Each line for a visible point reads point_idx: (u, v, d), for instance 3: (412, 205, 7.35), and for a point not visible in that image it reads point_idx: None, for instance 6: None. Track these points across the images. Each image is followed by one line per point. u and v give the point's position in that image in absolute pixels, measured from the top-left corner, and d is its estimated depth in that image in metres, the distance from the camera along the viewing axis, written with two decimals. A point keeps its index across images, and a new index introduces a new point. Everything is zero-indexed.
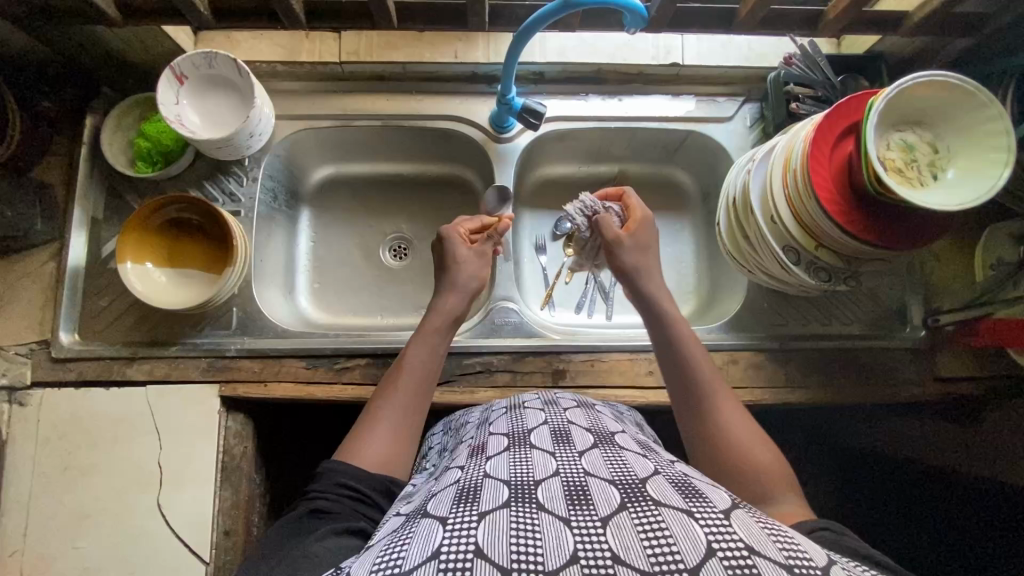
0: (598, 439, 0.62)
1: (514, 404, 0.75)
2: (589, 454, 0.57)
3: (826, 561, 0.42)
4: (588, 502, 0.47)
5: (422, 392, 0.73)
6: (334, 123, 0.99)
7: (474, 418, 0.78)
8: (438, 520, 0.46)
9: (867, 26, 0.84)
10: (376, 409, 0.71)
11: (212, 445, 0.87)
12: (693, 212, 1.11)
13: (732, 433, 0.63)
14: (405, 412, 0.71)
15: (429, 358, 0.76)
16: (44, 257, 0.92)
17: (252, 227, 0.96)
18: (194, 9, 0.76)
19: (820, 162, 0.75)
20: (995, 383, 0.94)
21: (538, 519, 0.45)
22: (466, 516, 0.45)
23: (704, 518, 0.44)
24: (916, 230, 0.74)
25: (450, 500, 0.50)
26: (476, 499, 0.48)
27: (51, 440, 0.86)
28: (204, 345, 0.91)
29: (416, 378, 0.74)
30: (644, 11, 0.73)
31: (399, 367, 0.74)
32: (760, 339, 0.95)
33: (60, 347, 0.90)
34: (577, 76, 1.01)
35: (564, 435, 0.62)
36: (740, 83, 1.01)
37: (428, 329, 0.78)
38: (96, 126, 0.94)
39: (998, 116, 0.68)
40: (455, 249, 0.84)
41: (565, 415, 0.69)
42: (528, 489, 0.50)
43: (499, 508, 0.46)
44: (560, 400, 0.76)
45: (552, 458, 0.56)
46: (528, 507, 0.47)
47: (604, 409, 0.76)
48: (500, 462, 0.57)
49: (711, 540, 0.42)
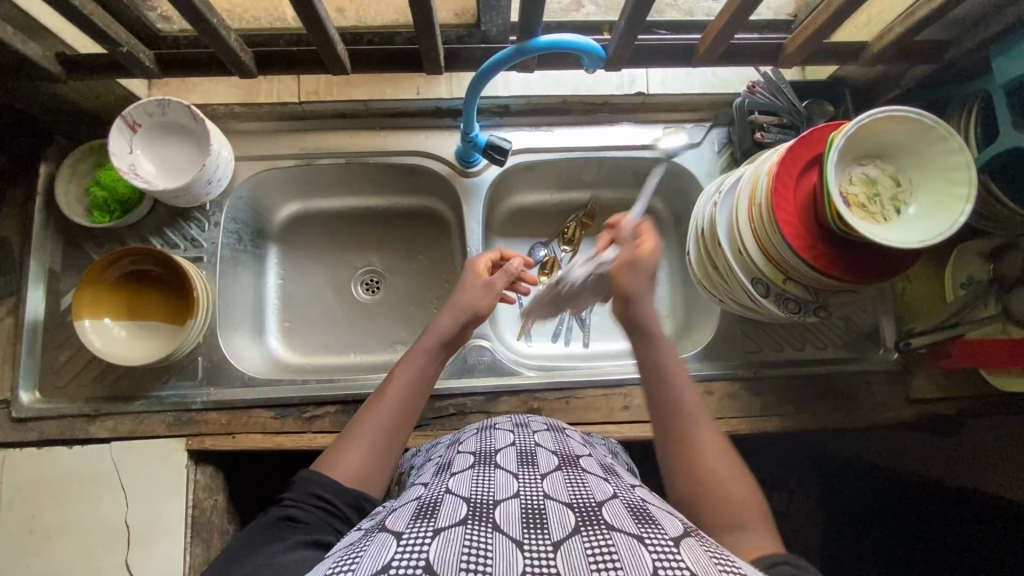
0: (563, 461, 0.64)
1: (485, 425, 0.76)
2: (551, 477, 0.59)
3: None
4: (543, 525, 0.48)
5: (405, 416, 0.71)
6: (296, 162, 0.97)
7: (447, 439, 0.78)
8: (394, 535, 0.47)
9: (828, 57, 0.84)
10: (357, 429, 0.69)
11: (181, 501, 0.85)
12: (666, 235, 1.11)
13: (708, 468, 0.62)
14: (384, 435, 0.68)
15: (418, 382, 0.73)
16: (1, 312, 0.89)
17: (215, 273, 0.94)
18: (139, 62, 0.76)
19: (784, 199, 0.74)
20: (972, 402, 0.93)
21: (491, 538, 0.47)
22: (421, 531, 0.47)
23: (653, 545, 0.45)
24: (880, 262, 0.73)
25: (408, 516, 0.51)
26: (434, 516, 0.50)
27: (14, 503, 0.83)
28: (169, 399, 0.89)
29: (400, 402, 0.71)
30: (601, 51, 0.74)
31: (384, 389, 0.72)
32: (734, 368, 0.94)
33: (20, 407, 0.87)
34: (542, 108, 1.00)
35: (529, 458, 0.63)
36: (706, 108, 1.01)
37: (420, 351, 0.75)
38: (49, 175, 0.91)
39: (960, 148, 0.67)
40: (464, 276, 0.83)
41: (533, 437, 0.70)
42: (487, 508, 0.51)
43: (454, 525, 0.48)
44: (531, 422, 0.76)
45: (515, 480, 0.57)
46: (484, 525, 0.48)
47: (573, 432, 0.76)
48: (463, 480, 0.58)
49: (658, 565, 0.42)
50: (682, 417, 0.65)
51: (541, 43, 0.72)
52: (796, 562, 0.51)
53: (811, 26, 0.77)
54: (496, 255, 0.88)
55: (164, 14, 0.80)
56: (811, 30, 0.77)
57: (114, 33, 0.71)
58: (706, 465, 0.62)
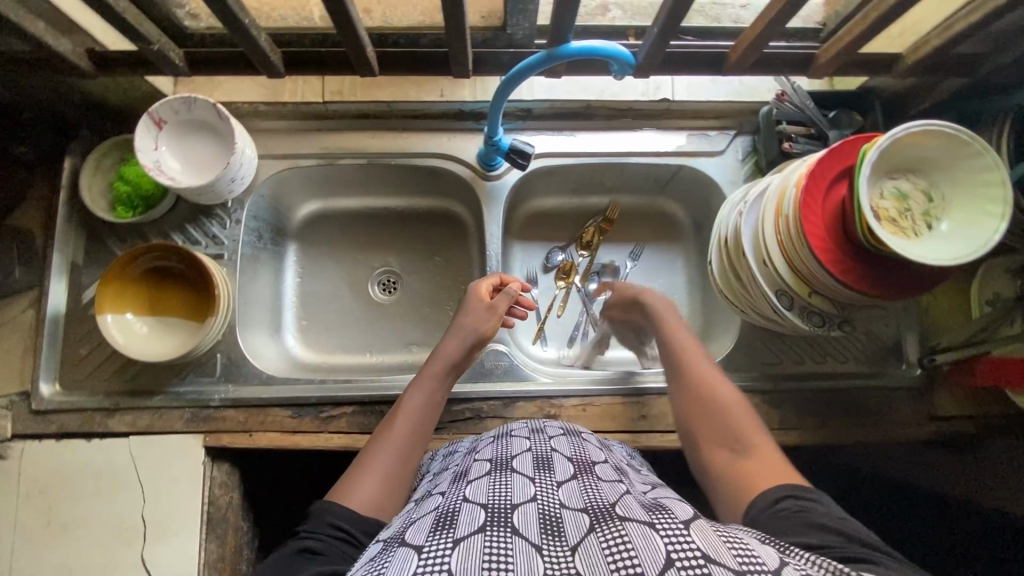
0: (580, 469, 0.64)
1: (501, 433, 0.76)
2: (567, 485, 0.59)
3: (777, 564, 0.44)
4: (560, 530, 0.49)
5: (418, 440, 0.74)
6: (319, 162, 0.97)
7: (464, 447, 0.78)
8: (414, 549, 0.47)
9: (860, 67, 0.83)
10: (373, 452, 0.71)
11: (198, 497, 0.85)
12: (685, 242, 1.10)
13: (719, 407, 0.71)
14: (398, 460, 0.70)
15: (427, 405, 0.77)
16: (24, 304, 0.90)
17: (236, 270, 0.94)
18: (168, 60, 0.77)
19: (814, 212, 0.72)
20: (991, 420, 0.92)
21: (511, 541, 0.47)
22: (441, 543, 0.47)
23: (665, 529, 0.46)
24: (907, 278, 0.72)
25: (427, 528, 0.51)
26: (452, 525, 0.49)
27: (33, 494, 0.84)
28: (187, 395, 0.89)
29: (412, 424, 0.74)
30: (631, 58, 0.74)
31: (397, 413, 0.75)
32: (754, 380, 0.93)
33: (40, 399, 0.88)
34: (565, 112, 0.99)
35: (545, 462, 0.64)
36: (731, 116, 1.00)
37: (427, 376, 0.80)
38: (74, 169, 0.91)
39: (995, 165, 0.66)
40: (468, 300, 0.88)
41: (549, 442, 0.70)
42: (505, 512, 0.51)
43: (474, 534, 0.47)
44: (547, 427, 0.76)
45: (531, 483, 0.58)
46: (503, 531, 0.48)
47: (590, 436, 0.76)
48: (480, 486, 0.58)
49: (671, 551, 0.43)
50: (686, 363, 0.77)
51: (571, 49, 0.72)
52: (799, 494, 0.58)
53: (846, 37, 0.76)
54: (499, 279, 0.92)
55: (191, 11, 0.80)
56: (846, 41, 0.76)
57: (145, 31, 0.71)
58: (714, 407, 0.71)
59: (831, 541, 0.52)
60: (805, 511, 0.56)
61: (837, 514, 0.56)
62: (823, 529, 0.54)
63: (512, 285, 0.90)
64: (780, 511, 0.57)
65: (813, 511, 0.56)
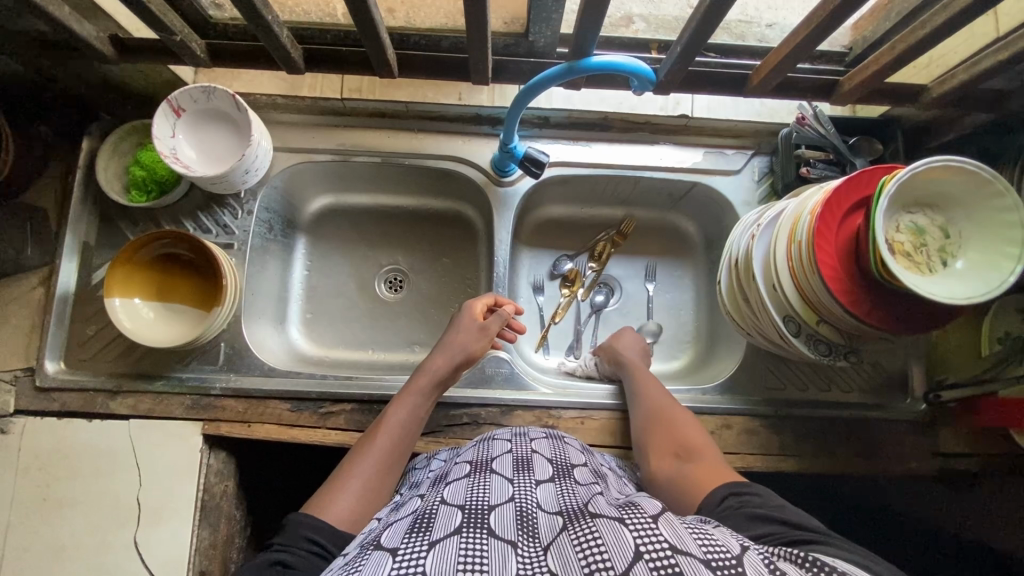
0: (558, 471, 0.65)
1: (485, 436, 0.76)
2: (544, 486, 0.60)
3: (740, 550, 0.45)
4: (535, 529, 0.51)
5: (396, 455, 0.75)
6: (333, 157, 0.98)
7: (450, 457, 0.78)
8: (389, 552, 0.48)
9: (882, 97, 0.82)
10: (354, 463, 0.72)
11: (192, 483, 0.85)
12: (695, 260, 1.09)
13: (674, 425, 0.76)
14: (376, 475, 0.71)
15: (408, 422, 0.78)
16: (34, 282, 0.91)
17: (244, 260, 0.94)
18: (190, 51, 0.77)
19: (825, 239, 0.71)
20: (991, 459, 0.91)
21: (486, 543, 0.48)
22: (416, 546, 0.47)
23: (634, 524, 0.46)
24: (905, 306, 0.71)
25: (403, 531, 0.51)
26: (428, 527, 0.50)
27: (30, 471, 0.84)
28: (189, 381, 0.90)
29: (393, 439, 0.75)
30: (652, 75, 0.74)
31: (378, 427, 0.77)
32: (756, 404, 0.92)
33: (44, 376, 0.89)
34: (581, 122, 0.99)
35: (525, 464, 0.65)
36: (750, 136, 0.99)
37: (411, 391, 0.81)
38: (91, 151, 0.92)
39: (1015, 206, 0.65)
40: (462, 318, 0.89)
41: (530, 444, 0.71)
42: (481, 513, 0.52)
43: (449, 535, 0.48)
44: (529, 430, 0.77)
45: (510, 485, 0.59)
46: (479, 532, 0.49)
47: (572, 439, 0.77)
48: (458, 488, 0.59)
49: (640, 544, 0.44)
50: (645, 388, 0.84)
51: (591, 63, 0.72)
52: (740, 491, 0.60)
53: (873, 66, 0.75)
54: (493, 298, 0.93)
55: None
56: (872, 69, 0.75)
57: (168, 21, 0.72)
58: (670, 424, 0.76)
59: (770, 531, 0.54)
60: (745, 505, 0.58)
61: (772, 502, 0.57)
62: (760, 517, 0.55)
63: (505, 307, 0.91)
64: (723, 510, 0.58)
65: (751, 504, 0.57)
